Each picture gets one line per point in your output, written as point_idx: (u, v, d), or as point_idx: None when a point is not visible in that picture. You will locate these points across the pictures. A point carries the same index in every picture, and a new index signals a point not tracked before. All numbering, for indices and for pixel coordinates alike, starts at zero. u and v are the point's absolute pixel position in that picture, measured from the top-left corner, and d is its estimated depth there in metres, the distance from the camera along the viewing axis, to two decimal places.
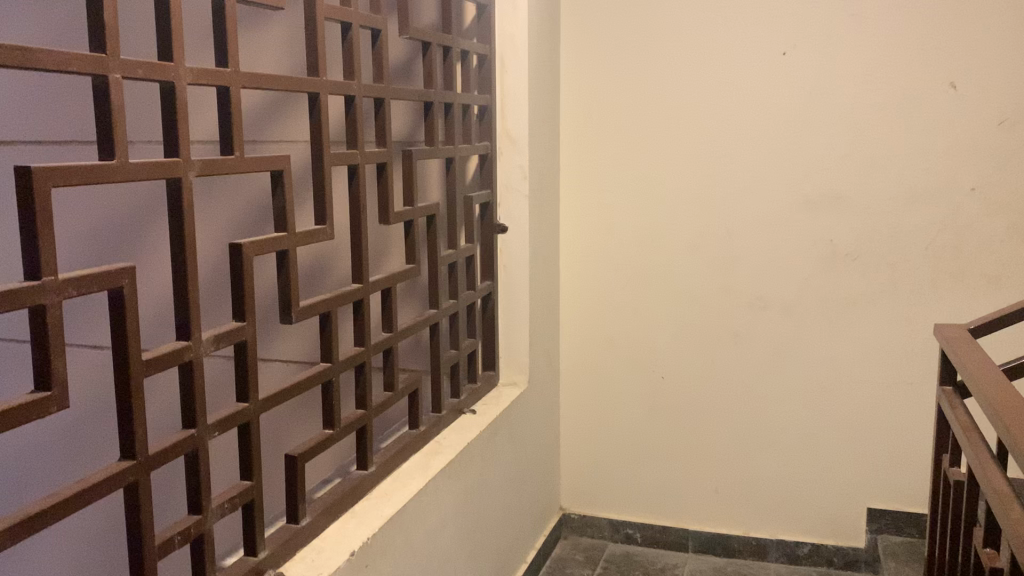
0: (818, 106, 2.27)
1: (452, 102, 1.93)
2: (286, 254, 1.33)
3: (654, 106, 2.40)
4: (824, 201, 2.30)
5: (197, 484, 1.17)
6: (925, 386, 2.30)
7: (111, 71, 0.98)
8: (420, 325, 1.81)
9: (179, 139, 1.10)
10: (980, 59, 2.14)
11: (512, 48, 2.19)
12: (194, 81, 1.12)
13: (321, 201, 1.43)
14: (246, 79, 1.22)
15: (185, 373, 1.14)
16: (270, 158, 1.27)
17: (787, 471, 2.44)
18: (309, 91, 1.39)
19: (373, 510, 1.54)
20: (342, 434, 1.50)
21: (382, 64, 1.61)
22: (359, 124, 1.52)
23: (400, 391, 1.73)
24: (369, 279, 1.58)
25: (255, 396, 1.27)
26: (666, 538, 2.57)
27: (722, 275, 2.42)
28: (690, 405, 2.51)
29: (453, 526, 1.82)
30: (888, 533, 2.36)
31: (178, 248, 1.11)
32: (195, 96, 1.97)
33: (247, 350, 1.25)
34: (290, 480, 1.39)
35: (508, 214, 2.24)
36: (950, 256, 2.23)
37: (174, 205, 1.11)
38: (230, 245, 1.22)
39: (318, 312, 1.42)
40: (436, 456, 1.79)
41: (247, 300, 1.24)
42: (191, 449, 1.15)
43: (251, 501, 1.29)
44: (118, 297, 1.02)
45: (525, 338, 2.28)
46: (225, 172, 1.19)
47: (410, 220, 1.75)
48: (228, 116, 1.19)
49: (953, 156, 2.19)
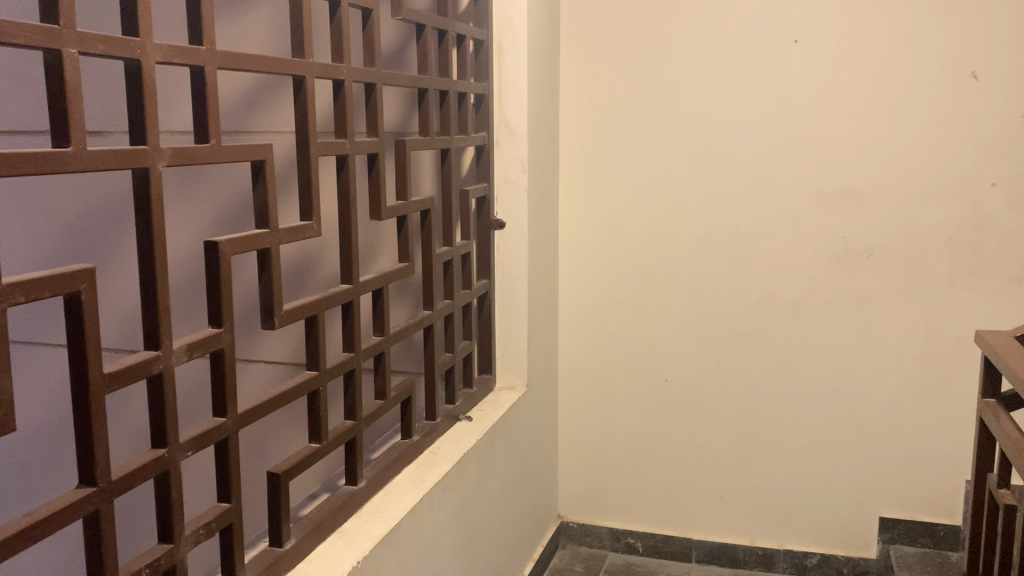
0: (831, 97, 2.16)
1: (448, 90, 1.81)
2: (268, 252, 1.21)
3: (658, 96, 2.29)
4: (836, 195, 2.20)
5: (170, 510, 1.05)
6: (942, 390, 2.20)
7: (66, 46, 0.86)
8: (413, 328, 1.69)
9: (147, 125, 0.97)
10: (1004, 47, 2.04)
11: (510, 33, 2.07)
12: (164, 59, 0.99)
13: (307, 196, 1.30)
14: (224, 59, 1.10)
15: (155, 387, 1.02)
16: (250, 147, 1.15)
17: (795, 478, 2.34)
18: (295, 74, 1.26)
19: (362, 530, 1.42)
20: (330, 447, 1.38)
21: (372, 46, 1.48)
22: (348, 111, 1.40)
23: (393, 399, 1.61)
24: (359, 279, 1.47)
25: (234, 410, 1.15)
26: (669, 547, 2.46)
27: (730, 273, 2.31)
28: (694, 408, 2.40)
29: (449, 541, 1.70)
30: (901, 543, 2.26)
31: (146, 246, 0.99)
32: (171, 82, 1.85)
33: (225, 359, 1.13)
34: (273, 501, 1.27)
35: (505, 208, 2.13)
36: (971, 254, 2.13)
37: (141, 198, 0.98)
38: (206, 242, 1.10)
39: (303, 316, 1.30)
40: (431, 467, 1.68)
41: (225, 304, 1.12)
42: (161, 471, 1.03)
43: (230, 526, 1.17)
44: (75, 303, 0.90)
45: (524, 340, 2.16)
46: (199, 161, 1.06)
47: (402, 215, 1.63)
48: (204, 100, 1.07)
49: (974, 149, 2.09)
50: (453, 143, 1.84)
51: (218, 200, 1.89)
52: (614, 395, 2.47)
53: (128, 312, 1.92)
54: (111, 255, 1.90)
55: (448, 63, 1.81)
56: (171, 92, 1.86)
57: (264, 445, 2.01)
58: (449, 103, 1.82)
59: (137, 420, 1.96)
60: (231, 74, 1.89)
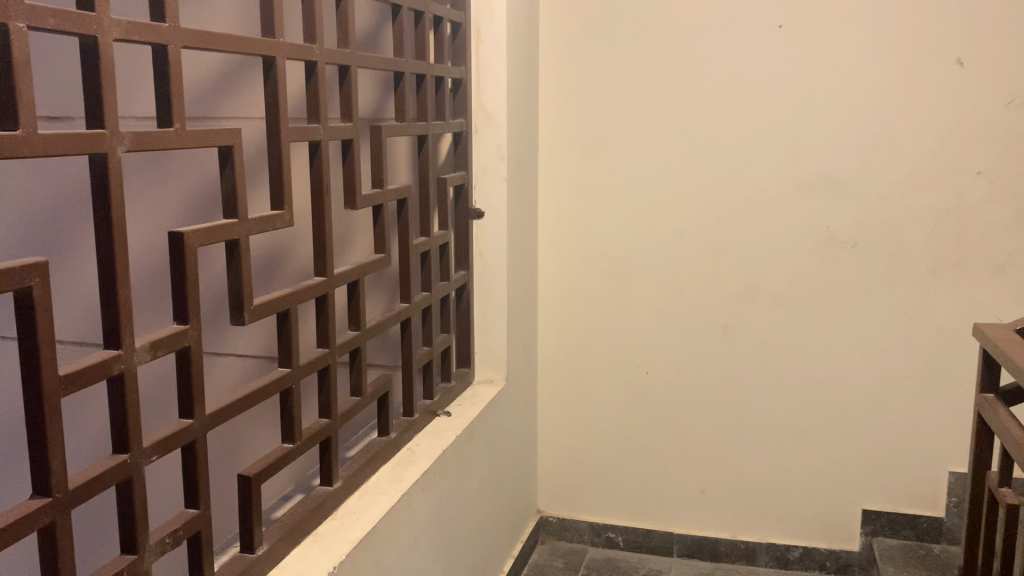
0: (815, 84, 2.12)
1: (424, 75, 1.75)
2: (236, 244, 1.14)
3: (640, 82, 2.24)
4: (819, 184, 2.17)
5: (132, 519, 0.98)
6: (927, 382, 2.18)
7: (13, 20, 0.79)
8: (389, 321, 1.63)
9: (104, 107, 0.90)
10: (989, 35, 2.01)
11: (488, 17, 2.01)
12: (123, 37, 0.92)
13: (278, 185, 1.23)
14: (188, 38, 1.02)
15: (115, 388, 0.95)
16: (217, 132, 1.08)
17: (778, 471, 2.32)
18: (265, 55, 1.19)
19: (338, 533, 1.36)
20: (303, 448, 1.32)
21: (347, 26, 1.42)
22: (322, 94, 1.33)
23: (369, 396, 1.55)
24: (333, 272, 1.40)
25: (201, 410, 1.08)
26: (650, 542, 2.43)
27: (712, 263, 2.27)
28: (675, 401, 2.37)
29: (428, 541, 1.65)
30: (884, 536, 2.25)
31: (105, 237, 0.92)
32: (132, 65, 1.78)
33: (191, 357, 1.06)
34: (244, 505, 1.20)
35: (483, 197, 2.07)
36: (954, 244, 2.10)
37: (99, 187, 0.91)
38: (170, 234, 1.03)
39: (275, 311, 1.23)
40: (409, 467, 1.62)
41: (192, 299, 1.05)
42: (123, 478, 0.96)
43: (199, 533, 1.10)
44: (27, 299, 0.83)
45: (502, 333, 2.11)
46: (162, 147, 0.99)
47: (379, 204, 1.56)
48: (167, 80, 1.00)
49: (957, 138, 2.06)
50: (431, 130, 1.78)
51: (184, 191, 1.82)
52: (594, 387, 2.43)
53: (87, 306, 1.85)
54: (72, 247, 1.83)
55: (424, 47, 1.74)
56: (132, 75, 1.78)
57: (233, 447, 1.96)
58: (426, 89, 1.75)
59: (98, 422, 1.90)
60: (198, 56, 1.81)
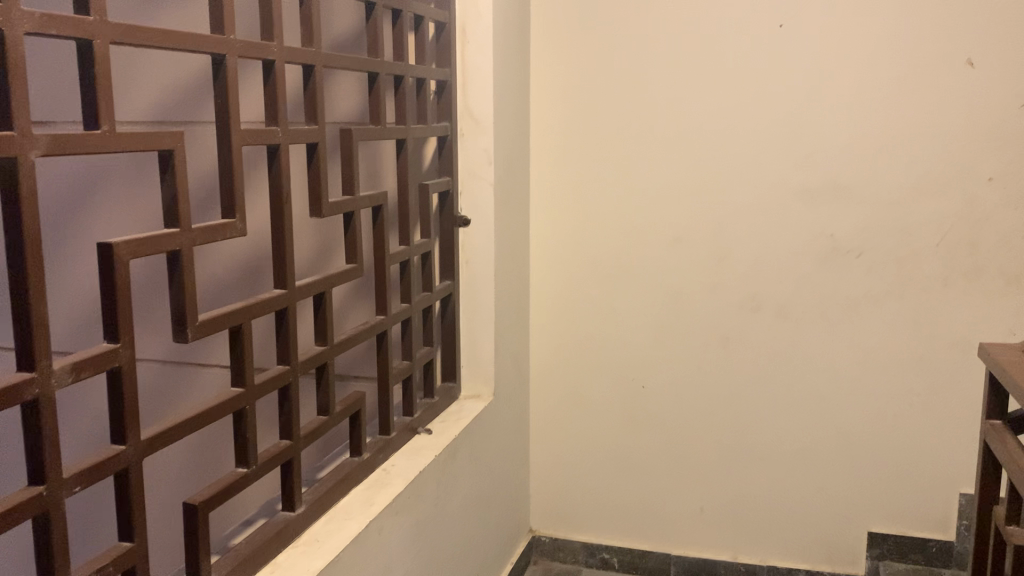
0: (819, 85, 2.03)
1: (403, 76, 1.66)
2: (179, 255, 1.06)
3: (635, 84, 2.15)
4: (824, 190, 2.07)
5: (51, 557, 0.90)
6: (936, 398, 2.07)
7: None
8: (363, 335, 1.54)
9: (14, 105, 0.82)
10: (1003, 32, 1.91)
11: (474, 15, 1.93)
12: (38, 31, 0.84)
13: (229, 193, 1.15)
14: (119, 34, 0.94)
15: (30, 414, 0.87)
16: (155, 134, 1.00)
17: (780, 490, 2.21)
18: (214, 53, 1.11)
19: (299, 563, 1.27)
20: (260, 472, 1.24)
21: (311, 23, 1.33)
22: (280, 95, 1.24)
23: (339, 415, 1.46)
24: (295, 284, 1.31)
25: (135, 435, 1.00)
26: (646, 563, 2.33)
27: (710, 273, 2.18)
28: (671, 415, 2.27)
29: (401, 569, 1.56)
30: (891, 559, 2.14)
31: (16, 243, 0.84)
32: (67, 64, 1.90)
33: (124, 379, 0.98)
34: (189, 536, 1.12)
35: (470, 204, 1.99)
36: (964, 253, 2.00)
37: (9, 194, 0.83)
38: (97, 244, 0.95)
39: (224, 326, 1.14)
40: (382, 489, 1.53)
41: (124, 314, 0.97)
42: (38, 513, 0.88)
43: (134, 568, 1.02)
44: None
45: (490, 345, 2.02)
46: (87, 152, 0.91)
47: (351, 211, 1.48)
48: (94, 80, 0.92)
49: (968, 142, 1.96)
50: (410, 134, 1.69)
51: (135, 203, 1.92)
52: (588, 401, 2.34)
53: (85, 286, 1.97)
54: (67, 235, 1.96)
55: (403, 47, 1.66)
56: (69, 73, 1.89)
57: (192, 475, 1.95)
58: (405, 90, 1.67)
59: (90, 423, 2.01)
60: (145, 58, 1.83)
